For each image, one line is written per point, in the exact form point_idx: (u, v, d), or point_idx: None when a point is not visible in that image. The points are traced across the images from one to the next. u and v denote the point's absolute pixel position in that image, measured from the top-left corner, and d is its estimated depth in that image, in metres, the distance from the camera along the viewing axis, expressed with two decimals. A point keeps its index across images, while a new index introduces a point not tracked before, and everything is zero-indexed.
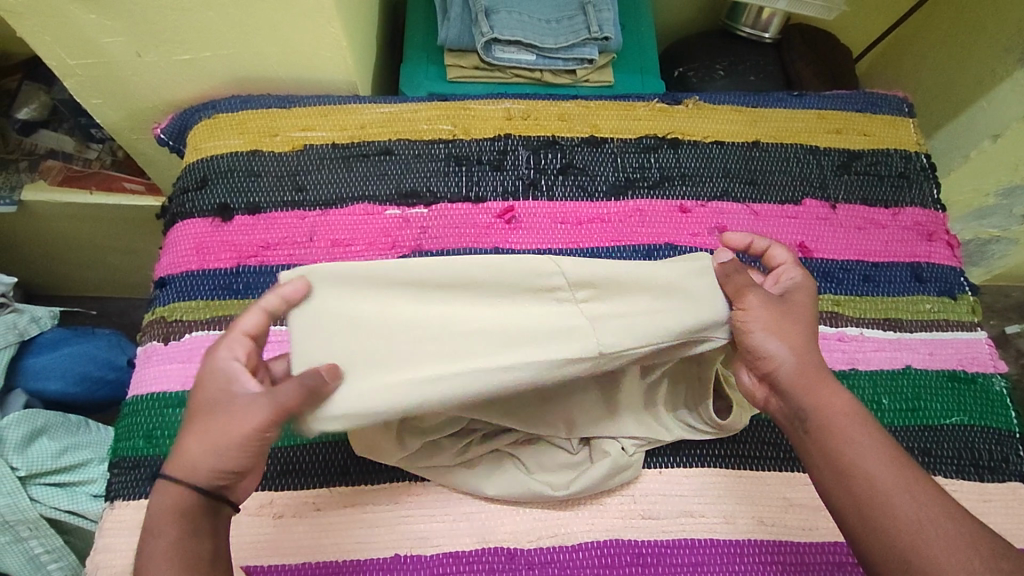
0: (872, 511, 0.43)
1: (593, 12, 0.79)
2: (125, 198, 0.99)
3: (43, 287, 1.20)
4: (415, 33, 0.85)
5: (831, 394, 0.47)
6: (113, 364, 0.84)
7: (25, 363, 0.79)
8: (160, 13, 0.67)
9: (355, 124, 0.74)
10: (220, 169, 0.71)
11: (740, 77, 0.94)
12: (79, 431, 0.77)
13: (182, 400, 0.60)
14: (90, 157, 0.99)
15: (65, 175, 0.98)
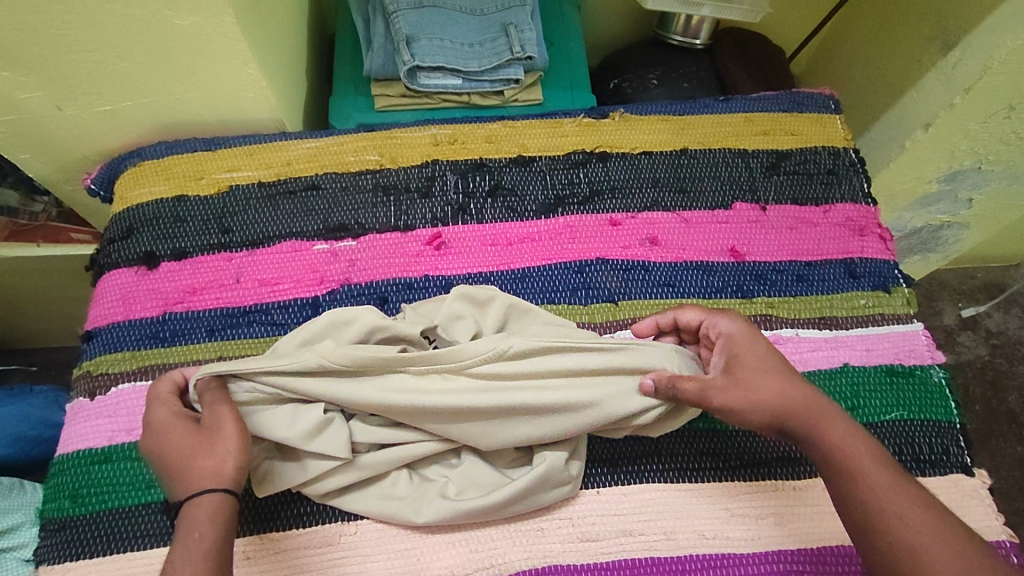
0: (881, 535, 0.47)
1: (514, 33, 0.80)
2: (74, 249, 0.97)
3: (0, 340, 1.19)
4: (342, 65, 0.85)
5: (834, 426, 0.52)
6: (48, 421, 0.82)
7: None
8: (74, 66, 0.68)
9: (280, 161, 0.74)
10: (146, 216, 0.71)
11: (674, 85, 0.95)
12: (12, 494, 0.76)
13: (109, 455, 0.59)
14: (36, 211, 0.97)
15: (10, 231, 0.95)
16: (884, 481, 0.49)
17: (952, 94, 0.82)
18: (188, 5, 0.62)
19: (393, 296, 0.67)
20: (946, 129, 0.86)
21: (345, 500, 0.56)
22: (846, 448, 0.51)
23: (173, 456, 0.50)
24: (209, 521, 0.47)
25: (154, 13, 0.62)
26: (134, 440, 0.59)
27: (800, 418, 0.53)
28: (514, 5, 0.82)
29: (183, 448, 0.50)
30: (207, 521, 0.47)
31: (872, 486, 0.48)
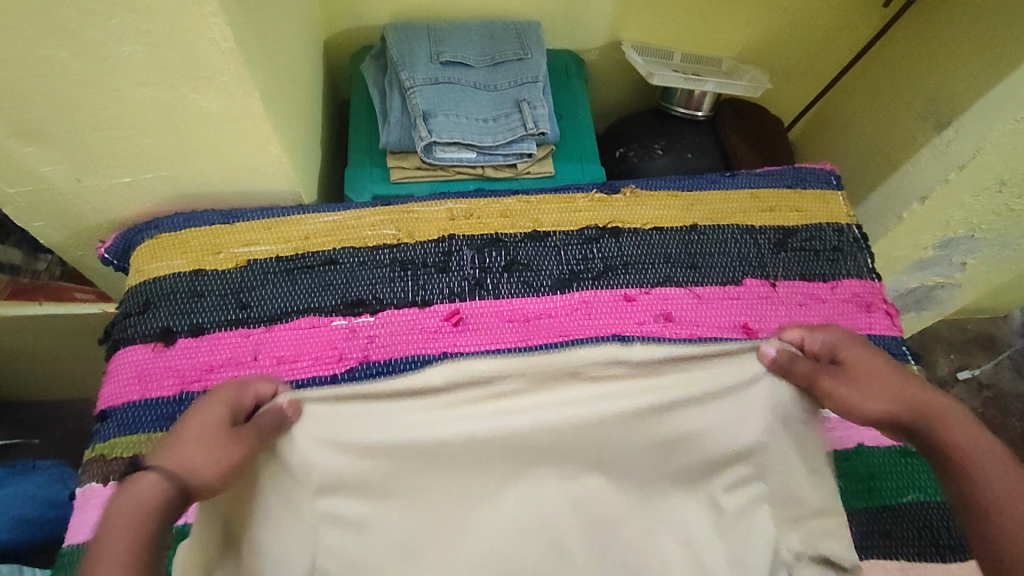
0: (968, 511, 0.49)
1: (527, 109, 0.83)
2: (77, 307, 0.98)
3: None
4: (357, 137, 0.87)
5: (968, 431, 0.52)
6: (52, 501, 0.80)
7: None
8: (95, 142, 0.68)
9: (299, 235, 0.75)
10: (163, 290, 0.71)
11: (679, 156, 0.98)
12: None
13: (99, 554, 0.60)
14: (39, 269, 0.96)
15: (13, 289, 0.93)
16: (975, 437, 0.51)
17: (947, 170, 0.85)
18: (215, 89, 0.63)
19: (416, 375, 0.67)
20: (943, 202, 0.90)
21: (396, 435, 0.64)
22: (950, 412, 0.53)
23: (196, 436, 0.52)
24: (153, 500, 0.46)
25: (180, 96, 0.64)
26: None
27: (921, 416, 0.54)
28: (527, 82, 0.85)
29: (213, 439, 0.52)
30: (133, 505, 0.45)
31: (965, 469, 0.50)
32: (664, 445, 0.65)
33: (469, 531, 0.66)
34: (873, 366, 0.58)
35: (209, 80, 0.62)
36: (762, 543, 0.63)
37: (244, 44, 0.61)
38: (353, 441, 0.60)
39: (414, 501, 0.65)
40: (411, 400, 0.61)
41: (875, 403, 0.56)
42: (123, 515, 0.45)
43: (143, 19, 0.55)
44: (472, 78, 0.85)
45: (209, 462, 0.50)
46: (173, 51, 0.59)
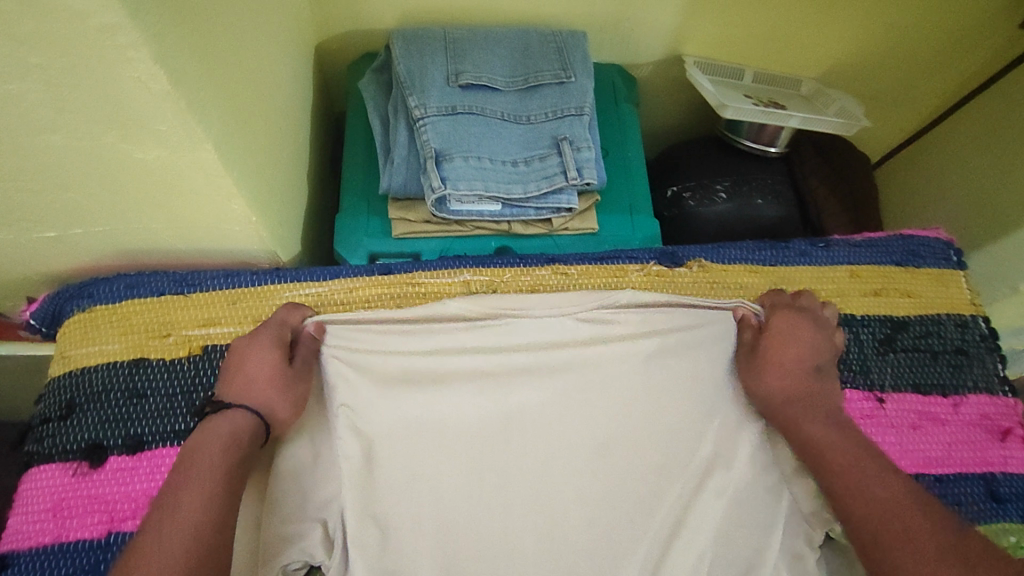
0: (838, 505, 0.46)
1: (568, 151, 0.65)
2: None
3: None
4: (353, 175, 0.71)
5: (822, 427, 0.50)
6: None
7: None
8: (2, 193, 0.53)
9: (272, 312, 0.59)
10: (92, 388, 0.55)
11: (746, 201, 0.79)
12: None
13: None
14: None
15: None
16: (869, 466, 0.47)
17: None
18: (149, 137, 0.47)
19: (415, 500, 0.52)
20: None
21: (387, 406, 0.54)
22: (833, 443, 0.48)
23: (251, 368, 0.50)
24: (237, 439, 0.46)
25: (110, 147, 0.48)
26: None
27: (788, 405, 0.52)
28: (568, 114, 0.67)
29: (271, 379, 0.50)
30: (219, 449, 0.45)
31: (841, 477, 0.47)
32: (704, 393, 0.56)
33: (495, 546, 0.51)
34: (801, 328, 0.55)
35: (144, 128, 0.46)
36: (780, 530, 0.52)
37: (189, 85, 0.44)
38: (365, 370, 0.55)
39: (447, 441, 0.53)
40: (436, 328, 0.57)
41: (772, 382, 0.53)
42: (206, 453, 0.45)
43: (36, 53, 0.39)
44: (498, 107, 0.67)
45: (278, 395, 0.50)
46: (80, 92, 0.42)
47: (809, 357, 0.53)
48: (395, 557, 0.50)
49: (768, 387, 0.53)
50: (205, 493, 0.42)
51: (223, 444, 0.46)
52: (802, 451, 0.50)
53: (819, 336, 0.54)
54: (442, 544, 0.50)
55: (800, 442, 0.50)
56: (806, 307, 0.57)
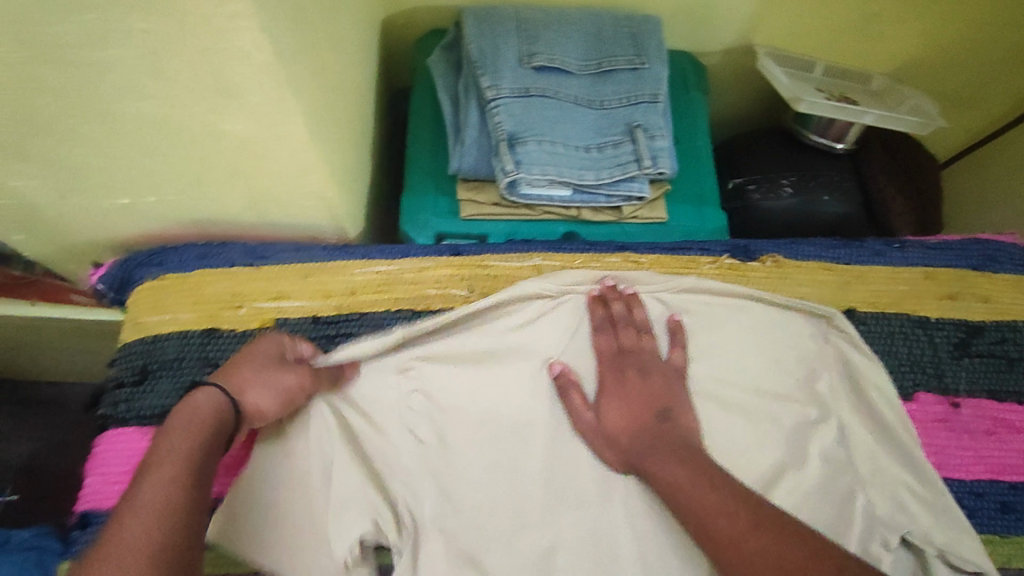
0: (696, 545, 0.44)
1: (643, 139, 0.64)
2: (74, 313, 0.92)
3: None
4: (419, 153, 0.70)
5: (670, 465, 0.49)
6: None
7: None
8: (80, 158, 0.53)
9: (343, 288, 0.59)
10: (166, 357, 0.55)
11: (811, 197, 0.78)
12: None
13: None
14: None
15: None
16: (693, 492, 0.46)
17: None
18: (237, 108, 0.46)
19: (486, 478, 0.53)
20: None
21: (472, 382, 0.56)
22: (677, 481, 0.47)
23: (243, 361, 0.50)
24: (210, 428, 0.44)
25: (199, 118, 0.48)
26: None
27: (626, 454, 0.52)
28: (642, 101, 0.66)
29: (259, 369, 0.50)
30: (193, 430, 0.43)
31: (688, 502, 0.46)
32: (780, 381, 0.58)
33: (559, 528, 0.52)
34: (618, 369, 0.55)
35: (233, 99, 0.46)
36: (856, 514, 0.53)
37: (284, 58, 0.43)
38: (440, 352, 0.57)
39: (506, 433, 0.56)
40: (513, 308, 0.58)
41: (619, 424, 0.53)
42: (175, 431, 0.43)
43: (140, 18, 0.39)
44: (572, 91, 0.66)
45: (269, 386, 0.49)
46: (175, 61, 0.42)
47: (644, 405, 0.53)
48: (458, 544, 0.52)
49: (610, 431, 0.53)
50: (170, 478, 0.40)
51: (199, 420, 0.44)
52: (657, 494, 0.49)
53: (652, 367, 0.55)
54: (510, 527, 0.53)
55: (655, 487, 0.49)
56: (631, 349, 0.56)
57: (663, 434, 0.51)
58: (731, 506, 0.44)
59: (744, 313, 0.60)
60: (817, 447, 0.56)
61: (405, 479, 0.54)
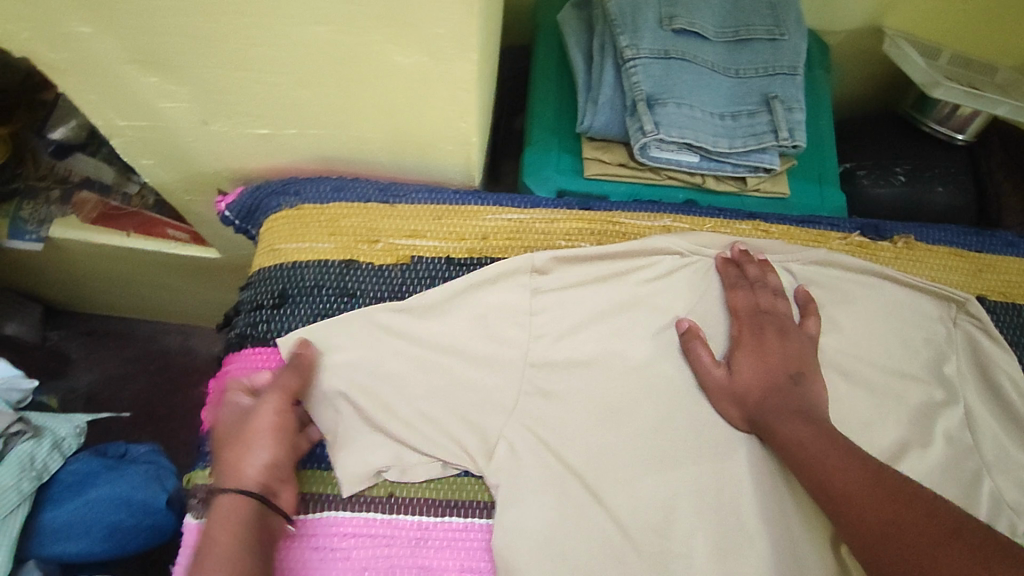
0: (825, 500, 0.46)
1: (781, 111, 0.63)
2: (166, 245, 0.94)
3: (94, 306, 1.20)
4: (543, 109, 0.70)
5: (795, 423, 0.50)
6: (149, 506, 0.64)
7: (40, 520, 0.60)
8: (234, 82, 0.52)
9: (475, 233, 0.60)
10: (305, 284, 0.57)
11: (926, 188, 0.76)
12: None
13: None
14: (130, 191, 0.95)
15: (100, 211, 0.95)
16: (824, 449, 0.48)
17: None
18: (419, 42, 0.46)
19: (611, 428, 0.53)
20: None
21: (599, 333, 0.57)
22: (800, 440, 0.49)
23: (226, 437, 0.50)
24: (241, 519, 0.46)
25: (372, 50, 0.47)
26: None
27: (756, 409, 0.52)
28: (779, 72, 0.65)
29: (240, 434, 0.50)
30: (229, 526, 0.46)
31: (813, 457, 0.48)
32: (905, 361, 0.58)
33: (682, 484, 0.52)
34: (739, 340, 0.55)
35: (418, 33, 0.45)
36: (983, 495, 0.53)
37: None
38: (569, 299, 0.57)
39: (637, 388, 0.55)
40: (645, 263, 0.59)
41: (747, 379, 0.53)
42: (219, 535, 0.45)
43: None
44: (709, 57, 0.65)
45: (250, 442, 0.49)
46: None
47: (774, 372, 0.53)
48: (571, 489, 0.51)
49: (738, 390, 0.53)
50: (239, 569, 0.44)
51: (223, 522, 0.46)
52: (780, 453, 0.50)
53: (785, 334, 0.55)
54: (631, 486, 0.52)
55: (778, 447, 0.50)
56: (766, 311, 0.56)
57: (792, 394, 0.52)
58: (858, 468, 0.45)
59: (877, 290, 0.60)
60: (942, 427, 0.56)
61: (513, 417, 0.53)
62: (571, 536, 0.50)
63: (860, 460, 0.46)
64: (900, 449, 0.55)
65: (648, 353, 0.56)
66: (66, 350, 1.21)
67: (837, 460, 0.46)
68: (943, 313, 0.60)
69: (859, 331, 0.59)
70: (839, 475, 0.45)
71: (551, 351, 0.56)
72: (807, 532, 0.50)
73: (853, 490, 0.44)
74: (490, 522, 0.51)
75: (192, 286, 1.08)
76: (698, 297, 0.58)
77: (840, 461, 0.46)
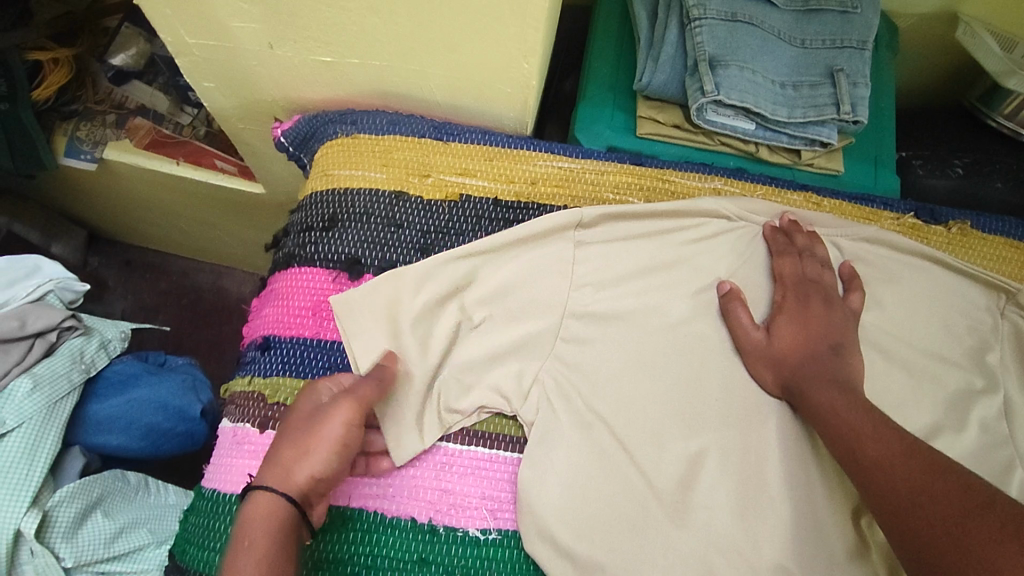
0: (853, 467, 0.46)
1: (845, 84, 0.62)
2: (212, 177, 0.95)
3: (132, 236, 1.23)
4: (600, 66, 0.70)
5: (830, 391, 0.49)
6: (186, 415, 0.68)
7: (87, 411, 0.63)
8: (307, 5, 0.53)
9: (524, 177, 0.60)
10: (354, 210, 0.58)
11: (984, 182, 0.74)
12: (138, 496, 0.65)
13: (196, 502, 0.51)
14: (182, 122, 0.96)
15: (152, 137, 0.95)
16: (858, 417, 0.47)
17: None
18: None
19: (643, 378, 0.54)
20: None
21: (639, 287, 0.56)
22: (833, 407, 0.48)
23: (282, 428, 0.46)
24: (276, 532, 0.43)
25: None
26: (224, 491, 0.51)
27: (791, 376, 0.52)
28: (848, 46, 0.64)
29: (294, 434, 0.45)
30: (263, 536, 0.42)
31: (846, 425, 0.47)
32: (946, 347, 0.57)
33: (707, 442, 0.52)
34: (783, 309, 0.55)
35: None
36: (1012, 483, 0.53)
37: None
38: (614, 250, 0.57)
39: (674, 345, 0.55)
40: (693, 223, 0.58)
41: (786, 343, 0.53)
42: (248, 541, 0.42)
43: None
44: (777, 24, 0.64)
45: (306, 455, 0.45)
46: None
47: (814, 340, 0.53)
48: (598, 434, 0.52)
49: (777, 353, 0.53)
50: None
51: (255, 531, 0.42)
52: (811, 419, 0.50)
53: (827, 305, 0.54)
54: (656, 438, 0.52)
55: (809, 414, 0.50)
56: (812, 280, 0.55)
57: (830, 364, 0.51)
58: (891, 438, 0.45)
59: (925, 273, 0.59)
60: (978, 415, 0.55)
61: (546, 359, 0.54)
62: (594, 479, 0.50)
63: (895, 432, 0.45)
64: (934, 431, 0.54)
65: (687, 309, 0.56)
66: (104, 275, 1.25)
67: (871, 428, 0.46)
68: (991, 305, 0.59)
69: (903, 313, 0.58)
70: (871, 443, 0.45)
71: (592, 300, 0.56)
72: (829, 502, 0.50)
73: (885, 459, 0.44)
74: (520, 457, 0.52)
75: (232, 223, 1.10)
76: (744, 260, 0.58)
77: (875, 429, 0.46)
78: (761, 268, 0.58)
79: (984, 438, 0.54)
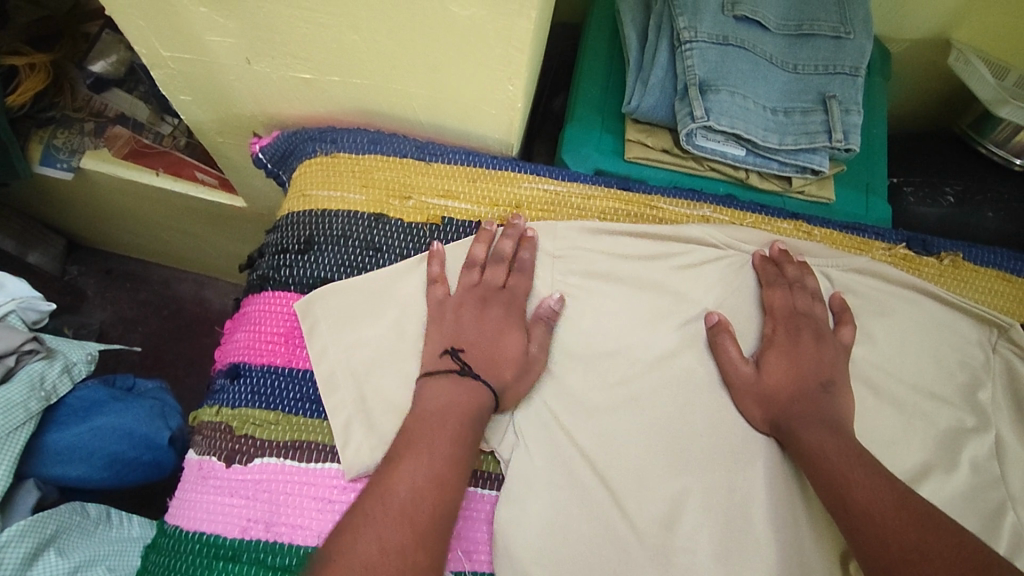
0: (842, 517, 0.44)
1: (837, 111, 0.61)
2: (194, 188, 0.92)
3: (112, 246, 1.21)
4: (589, 88, 0.69)
5: (817, 431, 0.48)
6: (153, 443, 0.67)
7: (46, 440, 0.61)
8: (284, 21, 0.51)
9: (508, 201, 0.58)
10: (331, 233, 0.56)
11: (975, 211, 0.73)
12: (97, 530, 0.62)
13: (158, 540, 0.49)
14: (162, 132, 0.93)
15: (131, 148, 0.93)
16: (849, 462, 0.46)
17: None
18: None
19: (627, 412, 0.52)
20: None
21: (624, 317, 0.55)
22: (822, 450, 0.47)
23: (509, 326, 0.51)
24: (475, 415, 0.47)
25: None
26: (186, 529, 0.48)
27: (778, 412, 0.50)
28: (841, 72, 0.62)
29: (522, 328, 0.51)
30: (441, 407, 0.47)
31: (835, 469, 0.46)
32: (937, 383, 0.56)
33: (690, 481, 0.50)
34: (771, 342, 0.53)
35: None
36: (1004, 526, 0.51)
37: None
38: (599, 278, 0.56)
39: (660, 379, 0.53)
40: (682, 251, 0.57)
41: (774, 378, 0.51)
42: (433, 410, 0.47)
43: None
44: (768, 48, 0.62)
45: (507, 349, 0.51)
46: None
47: (803, 375, 0.51)
48: (577, 471, 0.50)
49: (766, 389, 0.51)
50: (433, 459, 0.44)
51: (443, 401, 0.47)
52: (798, 459, 0.48)
53: (815, 339, 0.53)
54: (638, 474, 0.50)
55: (796, 453, 0.48)
56: (803, 313, 0.54)
57: (819, 401, 0.50)
58: (883, 487, 0.44)
59: (916, 307, 0.58)
60: (969, 455, 0.53)
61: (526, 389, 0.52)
62: (574, 518, 0.48)
63: (887, 481, 0.44)
64: (924, 471, 0.53)
65: (674, 341, 0.54)
66: (82, 285, 1.21)
67: (861, 475, 0.44)
68: (984, 340, 0.58)
69: (893, 349, 0.56)
70: (862, 492, 0.44)
71: (575, 332, 0.54)
72: (816, 545, 0.48)
73: (877, 511, 0.42)
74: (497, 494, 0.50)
75: (212, 232, 1.06)
76: (732, 290, 0.57)
77: (865, 475, 0.44)
78: (750, 297, 0.57)
79: (975, 478, 0.53)
